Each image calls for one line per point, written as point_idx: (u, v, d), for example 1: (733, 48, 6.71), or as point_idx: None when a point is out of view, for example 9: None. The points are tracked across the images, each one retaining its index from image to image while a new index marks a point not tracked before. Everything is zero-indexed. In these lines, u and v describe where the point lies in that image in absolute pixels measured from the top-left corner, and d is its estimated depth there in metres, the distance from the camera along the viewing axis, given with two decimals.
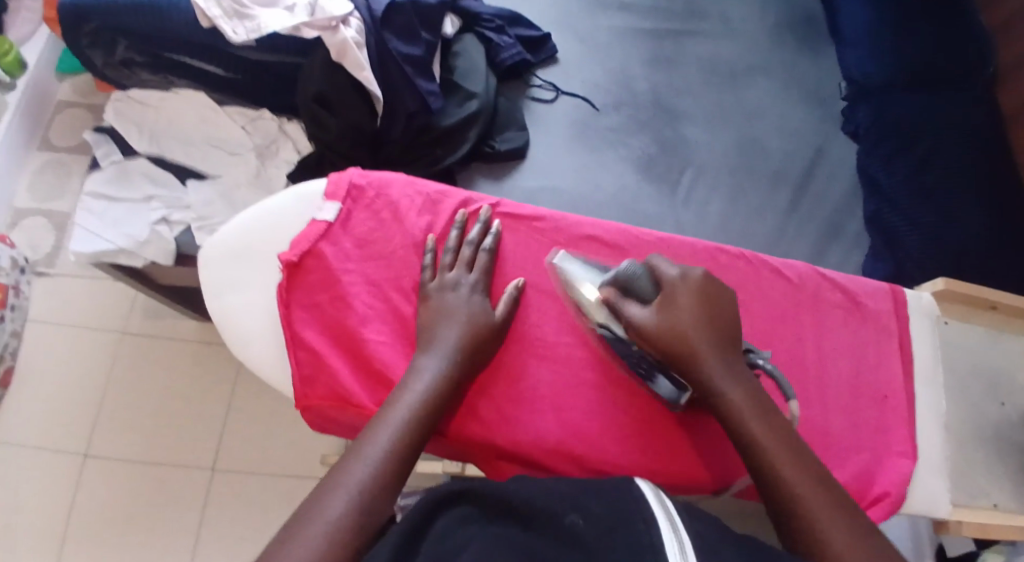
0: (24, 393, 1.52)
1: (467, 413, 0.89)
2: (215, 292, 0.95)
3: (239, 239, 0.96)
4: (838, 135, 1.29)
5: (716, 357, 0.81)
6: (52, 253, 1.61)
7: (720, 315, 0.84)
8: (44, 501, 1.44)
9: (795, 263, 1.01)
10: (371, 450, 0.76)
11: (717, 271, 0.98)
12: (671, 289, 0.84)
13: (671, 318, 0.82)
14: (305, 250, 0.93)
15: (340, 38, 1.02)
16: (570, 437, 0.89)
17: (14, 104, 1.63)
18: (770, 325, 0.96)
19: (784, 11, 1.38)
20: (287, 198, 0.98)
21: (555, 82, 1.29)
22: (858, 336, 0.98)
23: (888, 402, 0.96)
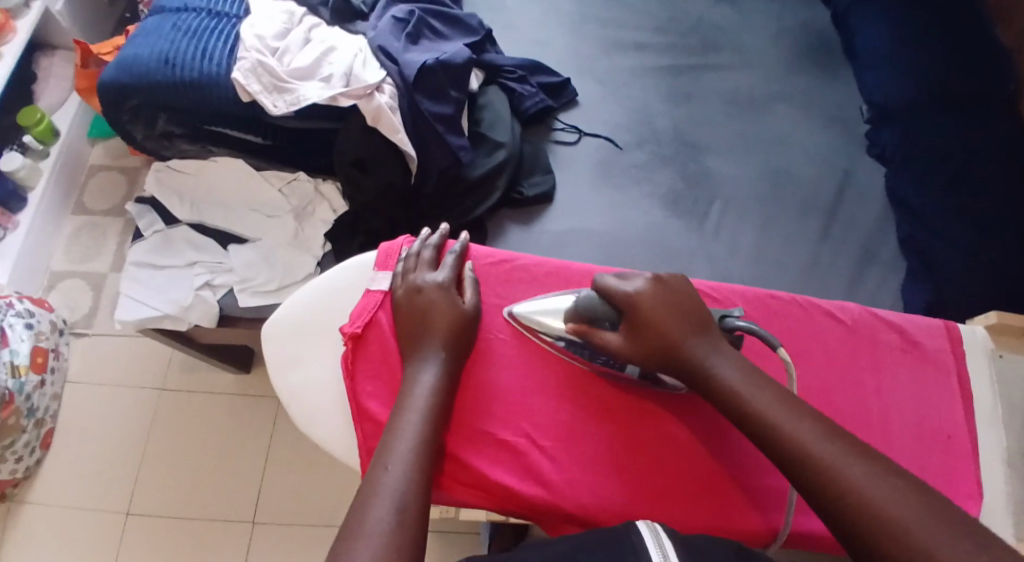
0: (67, 454, 1.54)
1: (534, 477, 0.90)
2: (281, 369, 0.97)
3: (302, 314, 0.99)
4: (864, 159, 1.29)
5: (695, 341, 0.85)
6: (90, 314, 1.64)
7: (693, 308, 0.87)
8: (89, 560, 1.45)
9: (848, 305, 1.01)
10: (386, 497, 0.77)
11: (771, 318, 0.99)
12: (632, 301, 0.87)
13: (641, 322, 0.86)
14: (366, 321, 0.95)
15: (375, 104, 1.07)
16: (633, 498, 0.89)
17: (48, 169, 1.68)
18: (825, 369, 0.97)
19: (799, 39, 1.40)
20: (343, 270, 1.01)
21: (576, 125, 1.31)
22: (917, 376, 0.98)
23: (953, 442, 0.95)
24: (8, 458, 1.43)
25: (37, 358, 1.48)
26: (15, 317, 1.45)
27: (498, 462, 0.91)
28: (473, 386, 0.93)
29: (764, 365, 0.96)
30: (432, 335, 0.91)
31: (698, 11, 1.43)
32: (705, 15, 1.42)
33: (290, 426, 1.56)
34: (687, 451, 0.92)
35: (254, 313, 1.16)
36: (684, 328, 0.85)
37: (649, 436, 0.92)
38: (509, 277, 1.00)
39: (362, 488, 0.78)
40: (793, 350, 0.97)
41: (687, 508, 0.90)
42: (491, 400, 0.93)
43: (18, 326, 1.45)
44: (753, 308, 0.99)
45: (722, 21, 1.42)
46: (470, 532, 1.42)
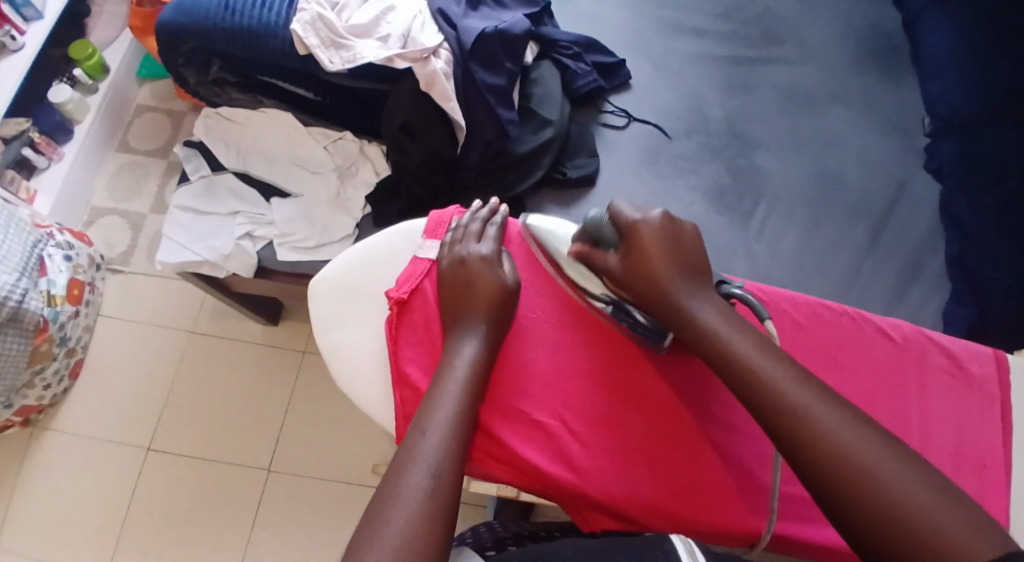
0: (94, 386, 1.57)
1: (564, 461, 0.90)
2: (325, 329, 0.98)
3: (348, 275, 1.00)
4: (921, 172, 1.25)
5: (685, 287, 0.86)
6: (126, 252, 1.67)
7: (689, 255, 0.89)
8: (109, 491, 1.49)
9: (900, 323, 1.00)
10: (421, 465, 0.77)
11: (818, 326, 0.98)
12: (632, 226, 0.89)
13: (630, 246, 0.89)
14: (412, 289, 0.97)
15: (429, 69, 1.07)
16: (664, 492, 0.89)
17: (96, 106, 1.70)
18: (870, 385, 0.96)
19: (866, 40, 1.36)
20: (390, 235, 1.02)
21: (627, 108, 1.29)
22: (961, 402, 0.96)
23: (988, 471, 0.93)
24: (36, 383, 1.47)
25: (73, 290, 1.51)
26: (55, 248, 1.47)
27: (531, 443, 0.91)
28: (510, 364, 0.94)
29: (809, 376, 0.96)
30: (476, 309, 0.92)
31: (762, 1, 1.39)
32: (769, 6, 1.39)
33: (312, 382, 1.58)
34: (724, 454, 0.91)
35: (289, 267, 1.17)
36: (670, 270, 0.87)
37: (686, 432, 0.91)
38: None
39: (397, 456, 0.79)
40: (840, 364, 0.97)
41: (720, 509, 0.88)
42: (527, 379, 0.93)
43: (57, 257, 1.47)
44: (803, 317, 0.99)
45: (787, 14, 1.38)
46: (478, 504, 1.44)
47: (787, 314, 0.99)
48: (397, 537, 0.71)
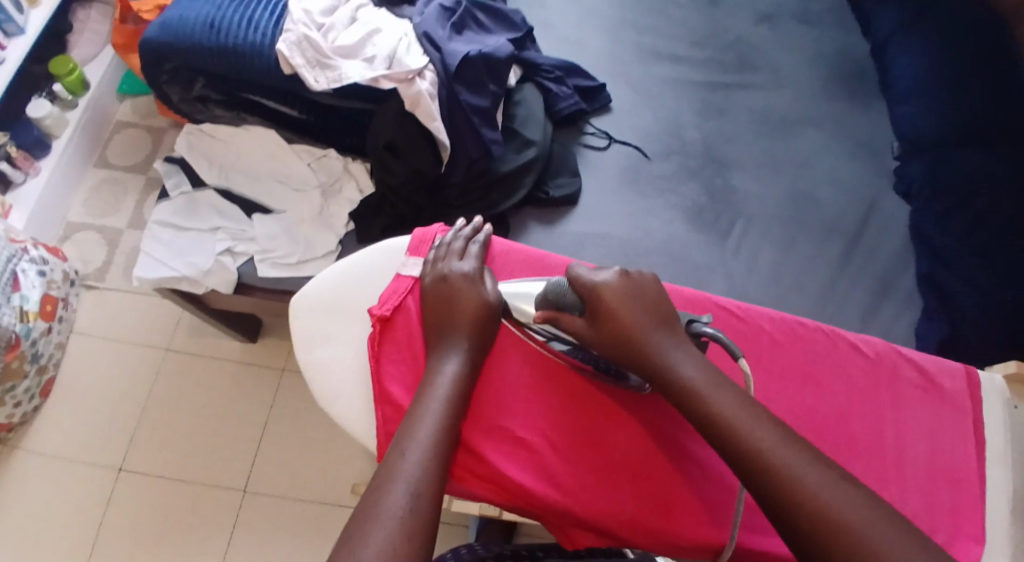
0: (67, 403, 1.55)
1: (546, 478, 0.90)
2: (307, 345, 0.97)
3: (331, 292, 1.00)
4: (891, 193, 1.28)
5: (662, 338, 0.87)
6: (102, 268, 1.65)
7: (660, 306, 0.90)
8: (79, 512, 1.46)
9: (872, 339, 1.02)
10: (403, 484, 0.77)
11: (794, 343, 1.00)
12: (596, 290, 0.89)
13: (598, 307, 0.89)
14: (395, 306, 0.97)
15: (415, 90, 1.08)
16: (645, 509, 0.90)
17: (76, 120, 1.69)
18: (846, 400, 0.98)
19: (838, 67, 1.40)
20: (374, 252, 1.02)
21: (607, 130, 1.31)
22: (935, 417, 0.98)
23: (963, 485, 0.95)
24: (7, 402, 1.44)
25: (47, 306, 1.49)
26: (30, 263, 1.45)
27: (513, 460, 0.91)
28: (492, 381, 0.94)
29: (787, 391, 0.97)
30: (455, 326, 0.92)
31: (738, 28, 1.43)
32: (745, 32, 1.42)
33: (290, 399, 1.57)
34: (703, 470, 0.91)
35: (270, 284, 1.17)
36: (644, 322, 0.87)
37: (668, 448, 0.92)
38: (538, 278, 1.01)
39: (377, 475, 0.79)
40: (816, 379, 0.98)
41: (700, 525, 0.89)
42: (509, 394, 0.94)
43: (31, 272, 1.45)
44: (779, 333, 1.01)
45: (762, 40, 1.42)
46: (457, 523, 1.43)
47: (763, 331, 1.00)
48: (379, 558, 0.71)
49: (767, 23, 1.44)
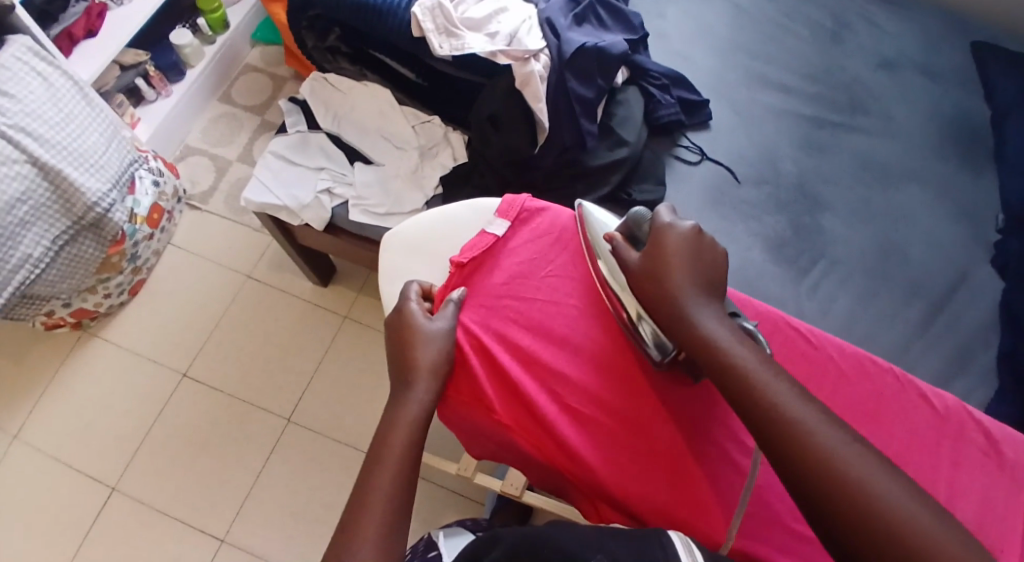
0: (151, 308, 1.67)
1: (584, 448, 0.95)
2: (389, 277, 1.08)
3: (418, 235, 1.10)
4: (986, 265, 1.26)
5: (699, 301, 0.89)
6: (207, 191, 1.76)
7: (711, 270, 0.92)
8: (143, 408, 1.58)
9: (945, 394, 1.04)
10: (394, 453, 0.87)
11: (861, 378, 1.03)
12: (662, 229, 0.93)
13: (654, 249, 0.92)
14: (472, 256, 1.05)
15: (527, 70, 1.15)
16: (674, 499, 0.93)
17: (211, 56, 1.81)
18: (904, 448, 1.00)
19: (951, 128, 1.38)
20: (465, 208, 1.11)
21: (702, 146, 1.34)
22: (991, 484, 0.99)
23: (1005, 556, 0.95)
24: (98, 290, 1.56)
25: (154, 214, 1.59)
26: (146, 171, 1.57)
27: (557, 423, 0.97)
28: (551, 345, 1.01)
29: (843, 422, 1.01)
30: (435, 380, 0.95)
31: (855, 70, 1.43)
32: (861, 76, 1.42)
33: (348, 346, 1.64)
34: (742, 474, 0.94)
35: (358, 229, 1.25)
36: (684, 277, 0.90)
37: (708, 445, 0.95)
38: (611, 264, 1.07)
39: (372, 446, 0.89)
40: (878, 419, 1.01)
41: (725, 528, 0.92)
42: (567, 363, 1.00)
43: (146, 180, 1.56)
44: (848, 366, 1.04)
45: (878, 88, 1.41)
46: (477, 501, 1.49)
47: (834, 360, 1.04)
48: (385, 487, 0.84)
49: (886, 71, 1.43)
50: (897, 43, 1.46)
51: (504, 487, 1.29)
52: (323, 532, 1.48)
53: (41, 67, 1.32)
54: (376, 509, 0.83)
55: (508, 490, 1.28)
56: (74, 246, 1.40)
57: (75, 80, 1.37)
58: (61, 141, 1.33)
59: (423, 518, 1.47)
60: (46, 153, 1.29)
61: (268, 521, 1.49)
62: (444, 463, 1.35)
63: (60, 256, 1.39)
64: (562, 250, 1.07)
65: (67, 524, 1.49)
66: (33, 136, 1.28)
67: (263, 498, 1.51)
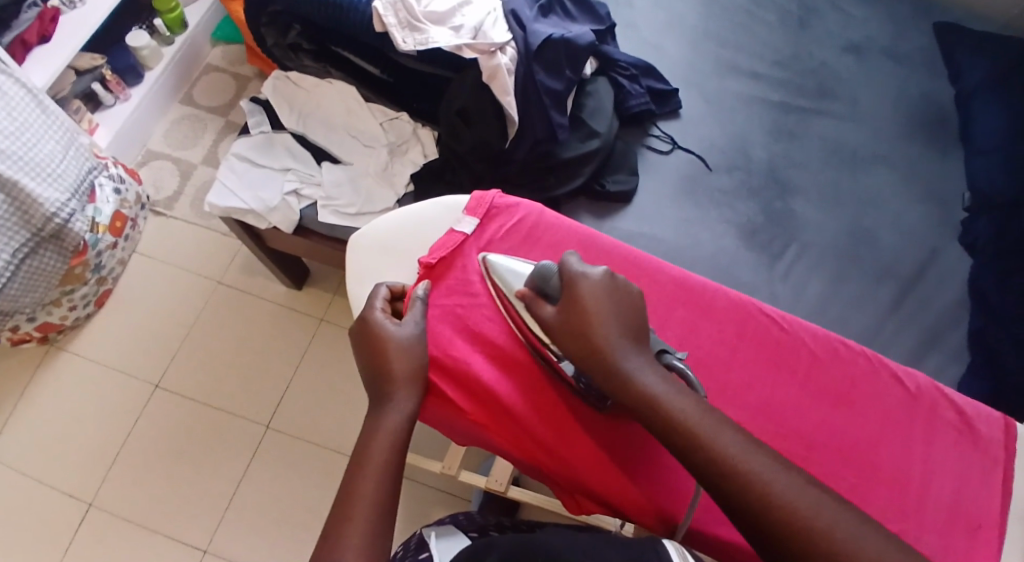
0: (118, 318, 1.63)
1: (564, 445, 0.95)
2: (360, 277, 1.06)
3: (390, 234, 1.08)
4: (955, 244, 1.27)
5: (624, 351, 0.88)
6: (172, 196, 1.73)
7: (631, 314, 0.91)
8: (114, 421, 1.54)
9: (917, 373, 1.04)
10: (376, 464, 0.85)
11: (835, 361, 1.03)
12: (575, 280, 0.92)
13: (573, 303, 0.91)
14: (441, 256, 1.04)
15: (494, 63, 1.13)
16: (656, 489, 0.94)
17: (169, 56, 1.77)
18: (878, 431, 1.00)
19: (916, 109, 1.38)
20: (435, 207, 1.10)
21: (672, 135, 1.33)
22: (965, 461, 1.00)
23: (982, 533, 0.96)
24: (63, 303, 1.52)
25: (117, 222, 1.55)
26: (107, 178, 1.53)
27: (535, 421, 0.96)
28: None
29: (819, 406, 1.01)
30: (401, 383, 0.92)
31: (821, 54, 1.43)
32: (828, 60, 1.42)
33: (322, 349, 1.62)
34: None
35: (329, 231, 1.22)
36: (610, 328, 0.89)
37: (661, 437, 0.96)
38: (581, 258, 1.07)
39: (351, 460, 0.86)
40: (852, 402, 1.02)
41: (706, 515, 0.93)
42: None
43: (107, 188, 1.53)
44: (821, 349, 1.04)
45: (844, 71, 1.41)
46: (460, 498, 1.47)
47: (806, 344, 1.04)
48: (371, 495, 0.83)
49: (851, 55, 1.43)
50: (862, 27, 1.47)
51: (488, 483, 1.27)
52: (306, 538, 1.46)
53: None
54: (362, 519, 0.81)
55: (494, 486, 1.26)
56: (35, 259, 1.36)
57: (29, 87, 1.32)
58: (17, 151, 1.29)
59: (406, 519, 1.45)
60: (2, 164, 1.26)
61: (247, 529, 1.47)
62: (427, 462, 1.33)
63: (22, 270, 1.34)
64: (534, 247, 1.07)
65: (41, 543, 1.45)
66: None
67: (242, 507, 1.48)
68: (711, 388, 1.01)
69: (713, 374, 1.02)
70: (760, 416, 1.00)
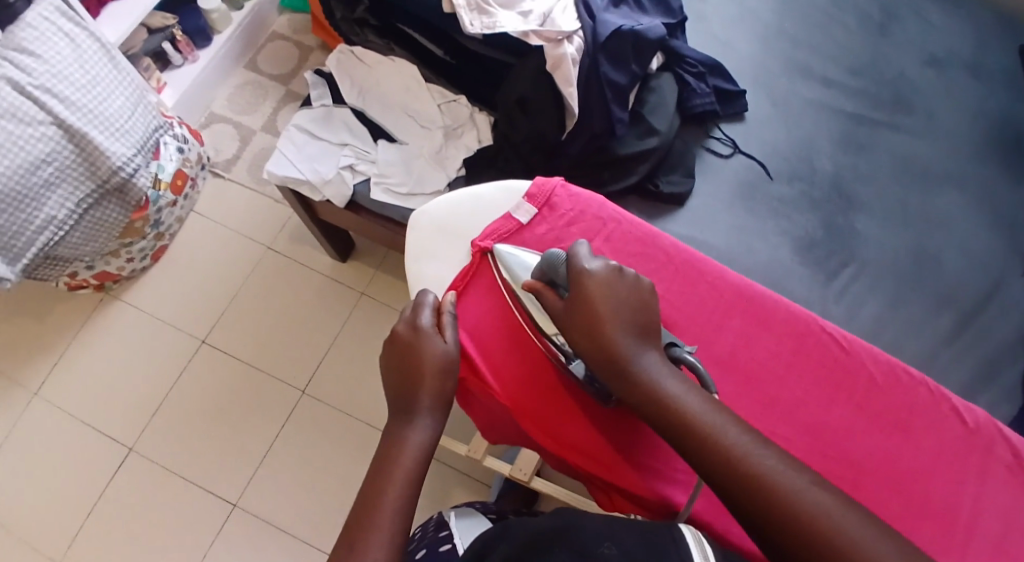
0: (170, 273, 1.67)
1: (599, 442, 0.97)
2: (414, 256, 1.06)
3: (445, 216, 1.08)
4: (1020, 279, 1.22)
5: (633, 349, 0.88)
6: (231, 159, 1.76)
7: (639, 309, 0.90)
8: (158, 374, 1.58)
9: (976, 408, 1.00)
10: (399, 482, 0.85)
11: (893, 388, 1.00)
12: (581, 272, 0.91)
13: (580, 296, 0.90)
14: (494, 244, 1.04)
15: (559, 52, 1.13)
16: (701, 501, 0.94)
17: (237, 21, 1.79)
18: (930, 463, 0.97)
19: (995, 132, 1.33)
20: (495, 190, 1.09)
21: (735, 139, 1.30)
22: (1015, 503, 0.96)
23: None
24: (121, 255, 1.57)
25: (177, 180, 1.58)
26: (171, 137, 1.56)
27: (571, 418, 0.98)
28: None
29: (870, 433, 0.98)
30: (422, 396, 0.91)
31: (901, 64, 1.38)
32: (906, 71, 1.37)
33: (364, 323, 1.63)
34: None
35: (379, 207, 1.24)
36: (619, 326, 0.88)
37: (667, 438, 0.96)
38: (641, 256, 1.06)
39: (371, 476, 0.87)
40: (908, 430, 0.98)
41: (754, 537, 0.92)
42: None
43: (170, 146, 1.55)
44: (880, 374, 1.01)
45: (924, 84, 1.36)
46: (486, 483, 1.48)
47: (865, 368, 1.01)
48: (393, 506, 0.84)
49: (933, 68, 1.37)
50: (947, 40, 1.40)
51: (513, 472, 1.28)
52: (336, 504, 1.49)
53: (68, 28, 1.31)
54: (382, 528, 0.82)
55: (517, 475, 1.27)
56: (98, 210, 1.40)
57: (99, 39, 1.35)
58: (88, 103, 1.32)
59: (431, 496, 1.46)
60: (70, 114, 1.29)
61: (276, 491, 1.49)
62: (455, 443, 1.34)
63: (84, 219, 1.39)
64: (594, 240, 1.07)
65: (84, 484, 1.50)
66: (58, 97, 1.28)
67: (274, 469, 1.51)
68: (762, 401, 0.99)
69: (764, 387, 1.00)
70: (807, 434, 0.98)
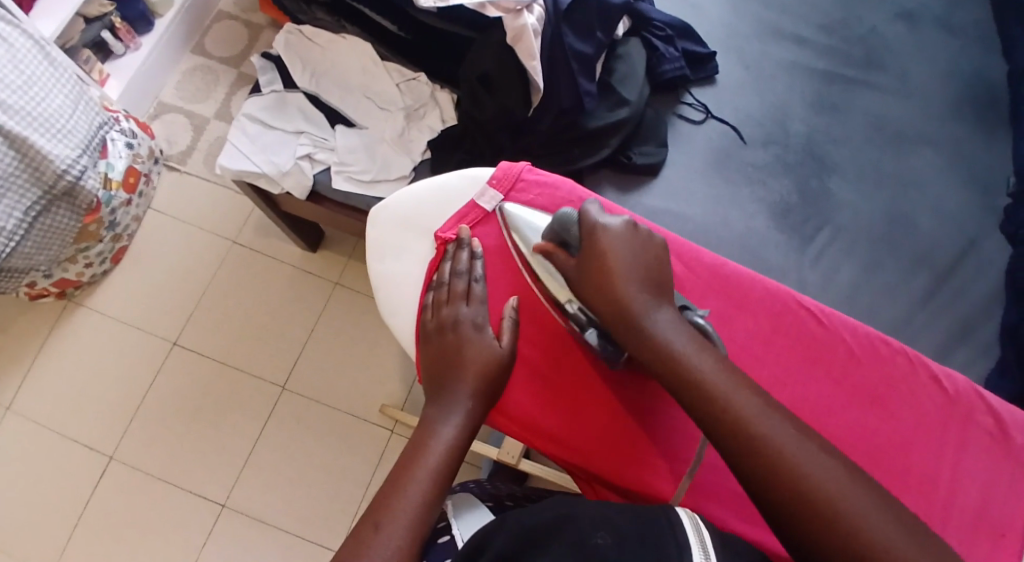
0: (132, 274, 1.61)
1: (576, 431, 0.94)
2: (378, 255, 1.02)
3: (410, 209, 1.03)
4: (995, 233, 1.19)
5: (645, 306, 0.85)
6: (186, 152, 1.69)
7: (654, 265, 0.88)
8: (128, 380, 1.53)
9: (956, 375, 0.99)
10: (411, 492, 0.80)
11: (872, 360, 0.98)
12: (596, 231, 0.88)
13: (591, 253, 0.88)
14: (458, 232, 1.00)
15: (519, 23, 1.06)
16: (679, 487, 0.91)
17: (181, 4, 1.71)
18: (909, 435, 0.95)
19: (964, 83, 1.30)
20: (455, 177, 1.04)
21: (706, 104, 1.26)
22: (995, 468, 0.95)
23: (1005, 541, 0.92)
24: (78, 261, 1.50)
25: (129, 178, 1.52)
26: (120, 133, 1.48)
27: (547, 407, 0.94)
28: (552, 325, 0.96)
29: (851, 409, 0.96)
30: (464, 381, 0.90)
31: (871, 18, 1.34)
32: (877, 26, 1.33)
33: (337, 312, 1.58)
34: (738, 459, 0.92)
35: (343, 198, 1.19)
36: (631, 283, 0.86)
37: (651, 427, 0.93)
38: None
39: (383, 488, 0.81)
40: (885, 403, 0.96)
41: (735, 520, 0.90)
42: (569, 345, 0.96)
43: (119, 143, 1.48)
44: (860, 348, 0.98)
45: (894, 39, 1.33)
46: (471, 465, 1.45)
47: (845, 341, 0.99)
48: (404, 515, 0.78)
49: (902, 21, 1.34)
50: None
51: (501, 455, 1.27)
52: (319, 500, 1.45)
53: None
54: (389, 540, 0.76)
55: (505, 458, 1.26)
56: (47, 217, 1.34)
57: (34, 37, 1.27)
58: (25, 106, 1.25)
59: None
60: (11, 120, 1.22)
61: (257, 494, 1.45)
62: None
63: (34, 227, 1.32)
64: None
65: (59, 498, 1.45)
66: None
67: (254, 469, 1.47)
68: None
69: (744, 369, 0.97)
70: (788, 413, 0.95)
